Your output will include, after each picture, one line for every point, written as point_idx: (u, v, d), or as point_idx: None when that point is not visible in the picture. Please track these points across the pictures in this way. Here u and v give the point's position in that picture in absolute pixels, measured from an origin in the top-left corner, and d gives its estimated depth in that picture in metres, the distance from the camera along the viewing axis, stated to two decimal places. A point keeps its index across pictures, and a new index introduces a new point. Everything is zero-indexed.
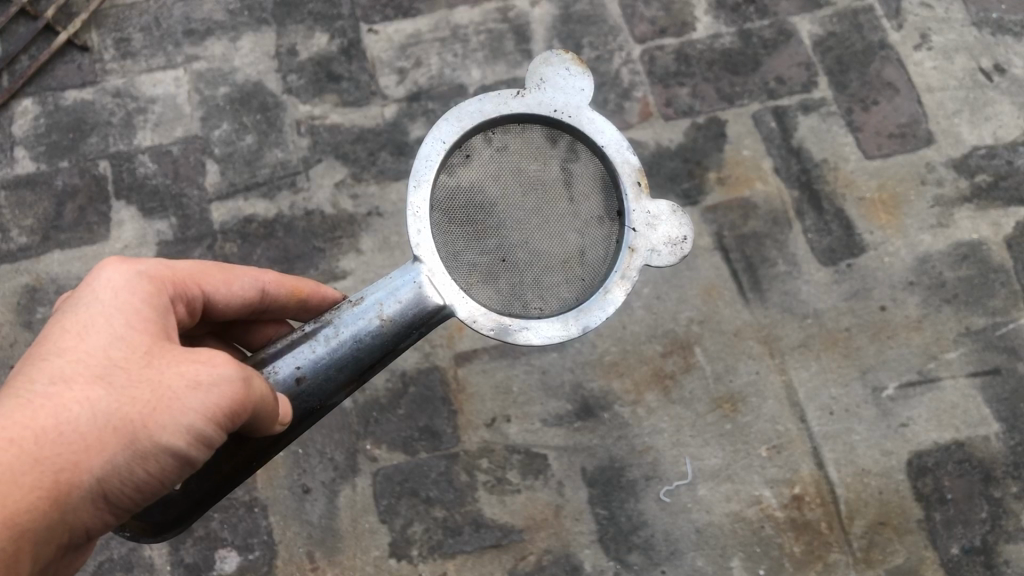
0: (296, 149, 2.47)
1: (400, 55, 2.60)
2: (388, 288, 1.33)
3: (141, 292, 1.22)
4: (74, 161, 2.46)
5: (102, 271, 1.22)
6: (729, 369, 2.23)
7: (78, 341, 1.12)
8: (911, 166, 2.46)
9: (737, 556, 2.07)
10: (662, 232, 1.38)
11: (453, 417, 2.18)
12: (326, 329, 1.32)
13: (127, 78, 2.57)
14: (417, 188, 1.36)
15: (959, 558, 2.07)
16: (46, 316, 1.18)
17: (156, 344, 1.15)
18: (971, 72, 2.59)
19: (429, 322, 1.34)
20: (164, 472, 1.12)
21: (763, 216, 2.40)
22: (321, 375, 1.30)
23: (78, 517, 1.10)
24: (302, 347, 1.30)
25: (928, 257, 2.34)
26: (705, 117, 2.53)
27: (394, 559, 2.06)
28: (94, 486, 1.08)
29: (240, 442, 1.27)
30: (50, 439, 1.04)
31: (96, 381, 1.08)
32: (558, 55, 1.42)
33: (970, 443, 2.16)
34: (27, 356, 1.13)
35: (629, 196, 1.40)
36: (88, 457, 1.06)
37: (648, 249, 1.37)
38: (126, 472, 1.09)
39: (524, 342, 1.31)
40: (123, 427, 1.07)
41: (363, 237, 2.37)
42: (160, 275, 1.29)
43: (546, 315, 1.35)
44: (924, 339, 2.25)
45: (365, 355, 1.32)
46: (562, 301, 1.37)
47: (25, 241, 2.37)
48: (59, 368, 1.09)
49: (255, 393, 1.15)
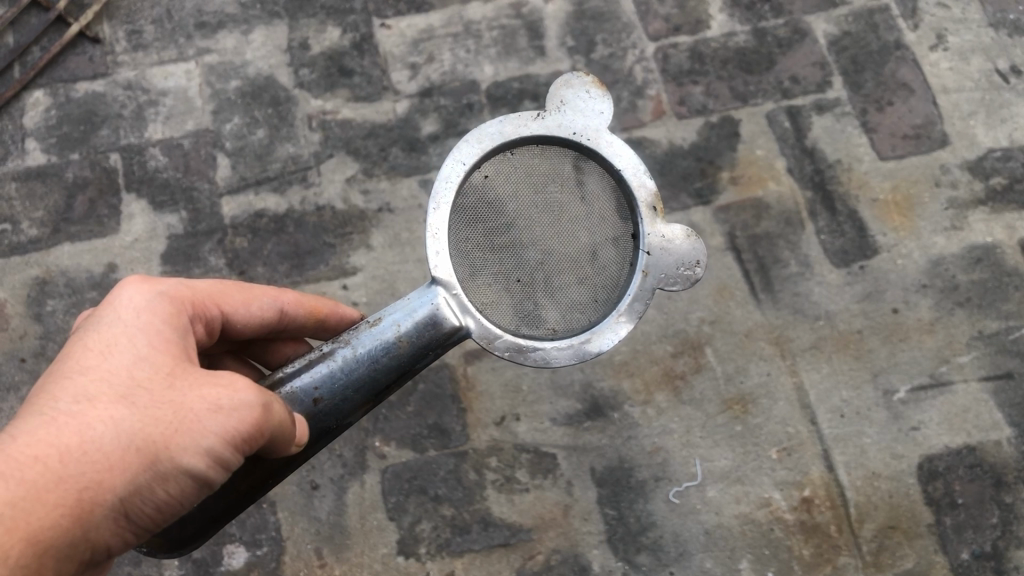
0: (307, 144, 2.46)
1: (412, 50, 2.59)
2: (405, 308, 1.32)
3: (164, 313, 1.22)
4: (85, 153, 2.45)
5: (125, 291, 1.23)
6: (740, 370, 2.22)
7: (102, 360, 1.13)
8: (925, 168, 2.44)
9: (746, 558, 2.06)
10: (675, 256, 1.36)
11: (463, 415, 2.18)
12: (343, 349, 1.30)
13: (138, 70, 2.56)
14: (436, 209, 1.34)
15: (969, 562, 2.05)
16: (69, 335, 1.18)
17: (178, 365, 1.15)
18: (988, 73, 2.58)
19: (445, 343, 1.32)
20: (185, 493, 1.11)
21: (776, 216, 2.38)
22: (339, 395, 1.29)
23: (101, 536, 1.09)
24: (319, 366, 1.28)
25: (941, 260, 2.32)
26: (719, 116, 2.52)
27: (401, 557, 2.05)
28: (116, 505, 1.07)
29: (256, 461, 1.26)
30: (74, 458, 1.04)
31: (119, 401, 1.08)
32: (578, 77, 1.40)
33: (982, 448, 2.14)
34: (51, 374, 1.13)
35: (643, 220, 1.38)
36: (111, 476, 1.05)
37: (661, 273, 1.36)
38: (148, 493, 1.08)
39: (536, 363, 1.31)
40: (146, 447, 1.07)
41: (373, 233, 2.36)
42: (181, 295, 1.29)
43: (557, 337, 1.34)
44: (936, 343, 2.24)
45: (381, 376, 1.30)
46: (574, 323, 1.36)
47: (35, 234, 2.37)
48: (84, 387, 1.09)
49: (274, 417, 1.15)
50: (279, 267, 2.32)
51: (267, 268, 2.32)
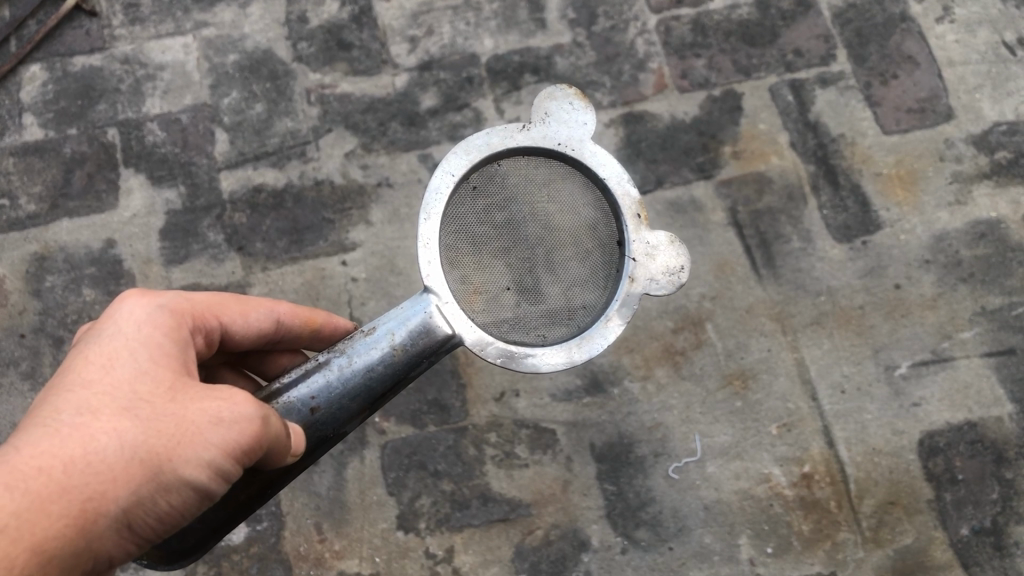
0: (306, 118, 2.44)
1: (411, 23, 2.56)
2: (399, 317, 1.30)
3: (166, 327, 1.22)
4: (82, 128, 2.44)
5: (128, 305, 1.23)
6: (741, 346, 2.21)
7: (105, 373, 1.12)
8: (930, 142, 2.42)
9: (745, 533, 2.06)
10: (660, 263, 1.35)
11: (462, 391, 2.17)
12: (338, 358, 1.29)
13: (136, 44, 2.54)
14: (427, 220, 1.33)
15: (969, 539, 2.05)
16: (68, 349, 1.18)
17: (179, 379, 1.15)
18: (994, 46, 2.54)
19: (438, 351, 1.31)
20: (186, 505, 1.11)
21: (778, 190, 2.37)
22: (335, 404, 1.27)
23: (103, 546, 1.08)
24: (316, 376, 1.27)
25: (944, 235, 2.31)
26: (721, 90, 2.49)
27: (401, 532, 2.06)
28: (119, 516, 1.07)
29: (255, 473, 1.25)
30: (77, 468, 1.04)
31: (122, 414, 1.08)
32: (562, 89, 1.39)
33: (983, 424, 2.14)
34: (51, 386, 1.12)
35: (628, 226, 1.37)
36: (114, 488, 1.05)
37: (648, 279, 1.34)
38: (150, 504, 1.08)
39: (528, 369, 1.29)
40: (149, 459, 1.07)
41: (372, 209, 2.35)
42: (181, 307, 1.29)
43: (548, 343, 1.33)
44: (939, 318, 2.23)
45: (377, 385, 1.29)
46: (564, 330, 1.35)
47: (33, 209, 2.36)
48: (86, 400, 1.09)
49: (273, 431, 1.14)
50: (278, 243, 2.32)
51: (265, 244, 2.32)
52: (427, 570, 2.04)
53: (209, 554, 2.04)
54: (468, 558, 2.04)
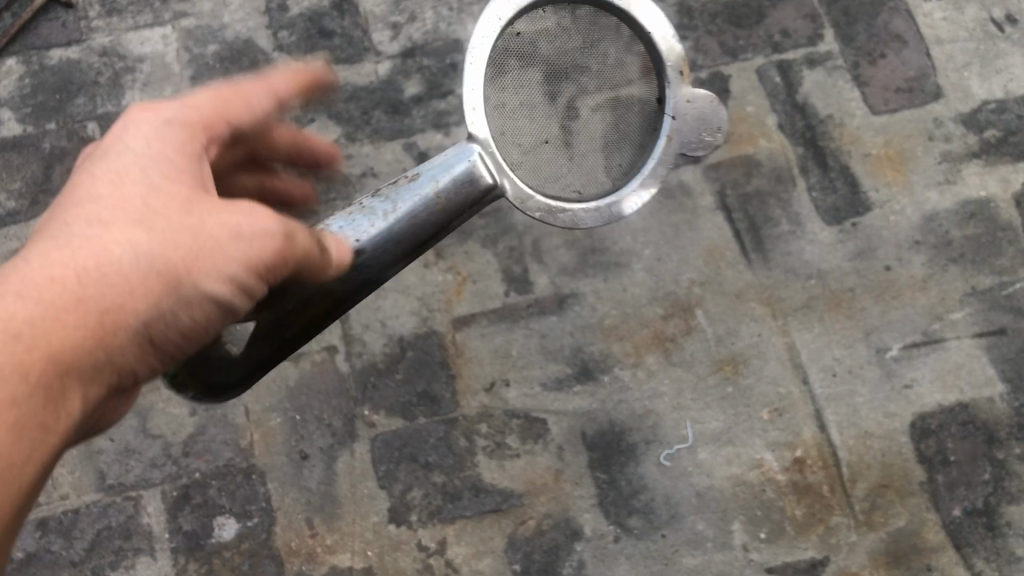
0: (288, 108, 2.41)
1: (394, 9, 2.53)
2: (442, 165, 1.46)
3: (195, 122, 1.25)
4: (61, 123, 2.40)
5: (136, 121, 1.22)
6: (731, 331, 2.19)
7: (118, 189, 1.11)
8: (919, 121, 2.40)
9: (738, 519, 2.05)
10: (697, 110, 1.63)
11: (452, 382, 2.16)
12: (384, 205, 1.39)
13: (113, 35, 2.50)
14: (472, 63, 1.59)
15: (962, 520, 2.05)
16: (73, 170, 1.15)
17: (195, 195, 1.14)
18: (983, 23, 2.52)
19: (479, 202, 1.48)
20: (206, 318, 1.13)
21: (767, 173, 2.35)
22: (381, 244, 1.36)
23: (122, 358, 1.08)
24: (363, 220, 1.35)
25: (934, 215, 2.29)
26: (708, 72, 2.47)
27: (393, 525, 2.04)
28: (138, 328, 1.07)
29: (282, 292, 1.27)
30: (94, 279, 1.02)
31: (138, 226, 1.07)
32: None
33: (975, 405, 2.13)
34: (61, 204, 1.11)
35: (670, 86, 1.64)
36: (135, 297, 1.05)
37: (682, 139, 1.64)
38: (171, 316, 1.09)
39: (566, 223, 1.58)
40: (168, 271, 1.07)
41: (358, 199, 2.32)
42: (189, 119, 1.25)
43: (585, 199, 1.62)
44: (929, 300, 2.22)
45: (420, 228, 1.41)
46: (600, 187, 1.64)
47: (13, 206, 2.32)
48: (98, 214, 1.07)
49: (298, 248, 1.16)
50: None
51: None
52: (420, 562, 2.02)
53: (201, 552, 2.03)
54: (461, 550, 2.03)
